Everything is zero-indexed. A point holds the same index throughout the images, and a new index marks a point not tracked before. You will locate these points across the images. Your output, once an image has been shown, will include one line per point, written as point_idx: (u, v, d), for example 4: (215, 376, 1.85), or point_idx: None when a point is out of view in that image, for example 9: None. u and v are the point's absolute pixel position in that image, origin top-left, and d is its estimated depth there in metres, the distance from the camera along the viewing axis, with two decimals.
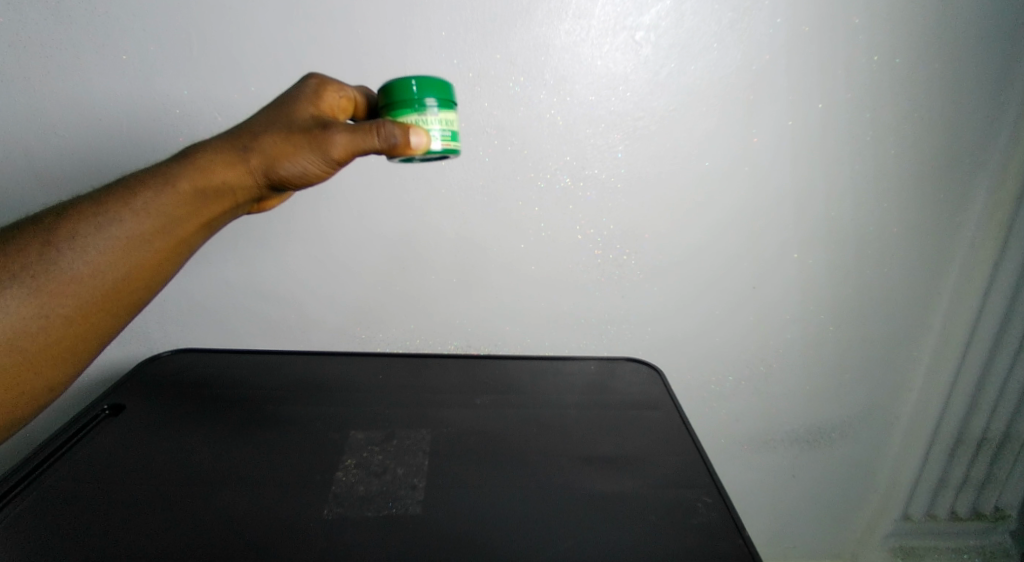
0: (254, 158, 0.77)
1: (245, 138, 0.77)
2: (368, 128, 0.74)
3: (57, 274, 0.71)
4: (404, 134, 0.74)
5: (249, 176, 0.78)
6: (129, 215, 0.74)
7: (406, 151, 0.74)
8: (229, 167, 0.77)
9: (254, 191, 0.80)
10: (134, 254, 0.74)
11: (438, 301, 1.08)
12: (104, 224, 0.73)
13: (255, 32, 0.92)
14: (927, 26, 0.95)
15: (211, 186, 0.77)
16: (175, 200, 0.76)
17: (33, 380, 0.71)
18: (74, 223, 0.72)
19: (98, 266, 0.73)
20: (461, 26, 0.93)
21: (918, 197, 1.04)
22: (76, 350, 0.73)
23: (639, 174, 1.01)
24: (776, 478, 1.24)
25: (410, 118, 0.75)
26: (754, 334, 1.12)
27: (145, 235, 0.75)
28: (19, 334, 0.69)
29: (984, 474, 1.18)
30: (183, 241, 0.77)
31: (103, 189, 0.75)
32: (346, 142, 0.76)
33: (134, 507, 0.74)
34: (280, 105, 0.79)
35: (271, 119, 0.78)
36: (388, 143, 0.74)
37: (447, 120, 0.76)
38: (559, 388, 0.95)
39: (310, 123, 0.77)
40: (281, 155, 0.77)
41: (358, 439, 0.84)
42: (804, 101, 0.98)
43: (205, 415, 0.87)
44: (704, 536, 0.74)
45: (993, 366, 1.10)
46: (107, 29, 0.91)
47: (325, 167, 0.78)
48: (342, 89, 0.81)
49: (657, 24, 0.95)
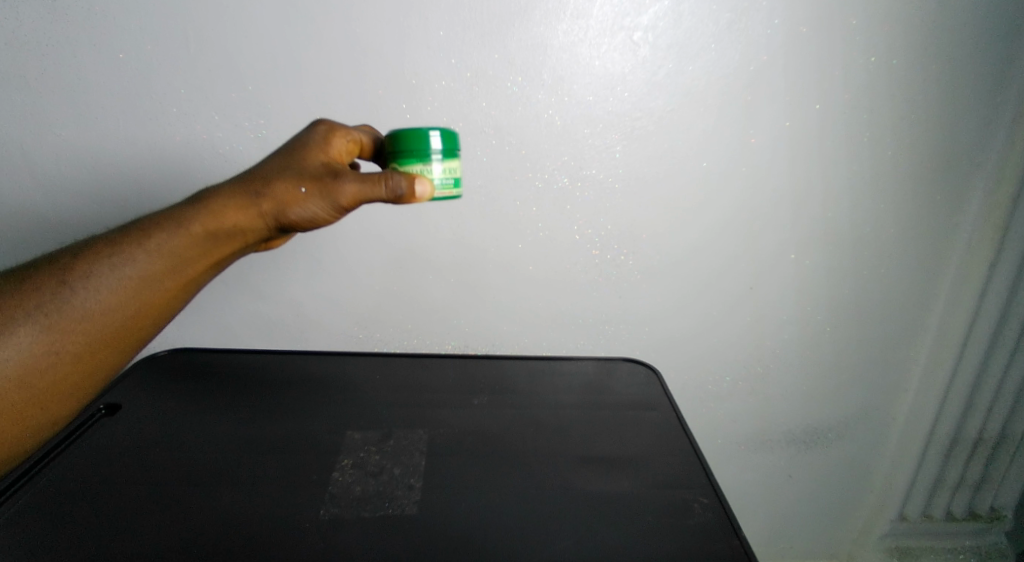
0: (265, 203, 0.79)
1: (257, 183, 0.78)
2: (376, 179, 0.77)
3: (70, 311, 0.72)
4: (409, 184, 0.76)
5: (260, 220, 0.79)
6: (141, 254, 0.75)
7: (411, 201, 0.77)
8: (241, 210, 0.78)
9: (264, 233, 0.81)
10: (145, 292, 0.75)
11: (434, 302, 1.08)
12: (117, 264, 0.74)
13: (250, 32, 0.92)
14: (924, 28, 0.95)
15: (222, 229, 0.78)
16: (187, 241, 0.77)
17: (38, 415, 0.72)
18: (88, 263, 0.73)
19: (110, 304, 0.74)
20: (458, 26, 0.93)
21: (914, 198, 1.04)
22: (82, 385, 0.74)
23: (636, 174, 1.01)
24: (772, 479, 1.24)
25: (414, 167, 0.77)
26: (751, 335, 1.12)
27: (155, 274, 0.76)
28: (27, 370, 0.70)
29: (979, 474, 1.17)
30: (193, 279, 0.79)
31: (117, 230, 0.76)
32: (356, 191, 0.79)
33: (134, 506, 0.74)
34: (291, 149, 0.81)
35: (282, 165, 0.80)
36: (394, 193, 0.76)
37: (450, 169, 0.78)
38: (556, 389, 0.95)
39: (321, 170, 0.79)
40: (291, 200, 0.79)
41: (354, 439, 0.84)
42: (802, 102, 0.98)
43: (201, 414, 0.87)
44: (698, 537, 0.74)
45: (988, 367, 1.10)
46: (103, 27, 0.91)
47: (332, 212, 0.80)
48: (349, 133, 0.83)
49: (655, 24, 0.95)
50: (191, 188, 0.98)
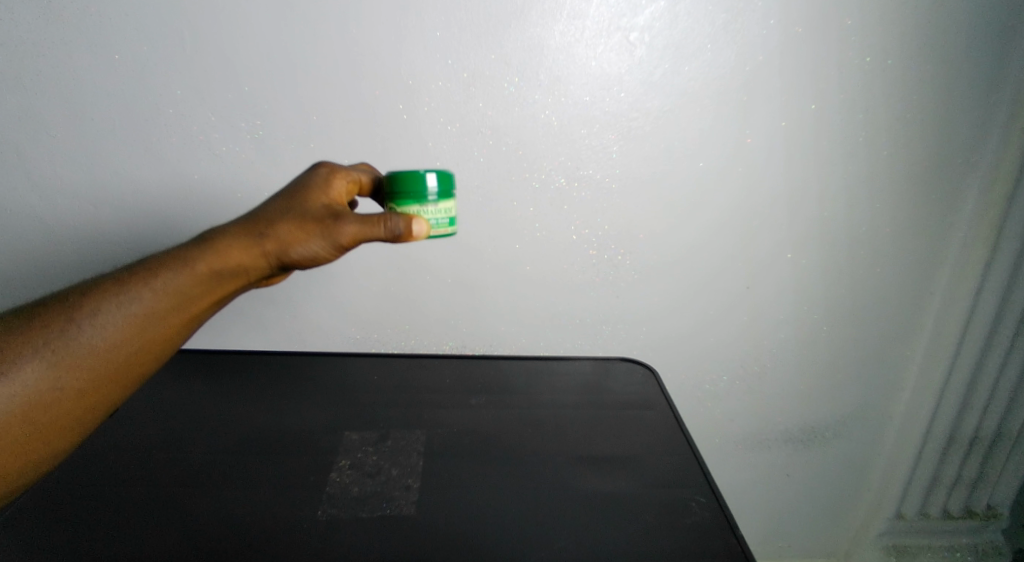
0: (268, 242, 0.79)
1: (261, 224, 0.79)
2: (375, 219, 0.78)
3: (75, 348, 0.72)
4: (406, 224, 0.77)
5: (262, 259, 0.80)
6: (147, 292, 0.76)
7: (409, 241, 0.77)
8: (245, 249, 0.79)
9: (266, 272, 0.81)
10: (148, 330, 0.76)
11: (432, 302, 1.08)
12: (123, 302, 0.75)
13: (246, 34, 0.92)
14: (918, 28, 0.95)
15: (226, 268, 0.79)
16: (192, 280, 0.78)
17: (39, 449, 0.71)
18: (95, 301, 0.74)
19: (115, 342, 0.74)
20: (454, 27, 0.93)
21: (909, 197, 1.04)
22: (83, 419, 0.73)
23: (633, 174, 1.01)
24: (770, 477, 1.24)
25: (411, 209, 0.78)
26: (748, 334, 1.12)
27: (160, 311, 0.76)
28: (30, 406, 0.70)
29: (975, 473, 1.17)
30: (195, 316, 0.79)
31: (124, 269, 0.77)
32: (356, 231, 0.79)
33: (134, 507, 0.75)
34: (294, 191, 0.81)
35: (284, 206, 0.80)
36: (392, 233, 0.77)
37: (446, 209, 0.80)
38: (554, 389, 0.95)
39: (322, 212, 0.79)
40: (293, 240, 0.79)
41: (351, 440, 0.84)
42: (797, 102, 0.98)
43: (200, 415, 0.87)
44: (695, 536, 0.75)
45: (984, 366, 1.10)
46: (98, 28, 0.91)
47: (333, 251, 0.80)
48: (349, 174, 0.84)
49: (651, 25, 0.95)
50: (188, 189, 0.98)
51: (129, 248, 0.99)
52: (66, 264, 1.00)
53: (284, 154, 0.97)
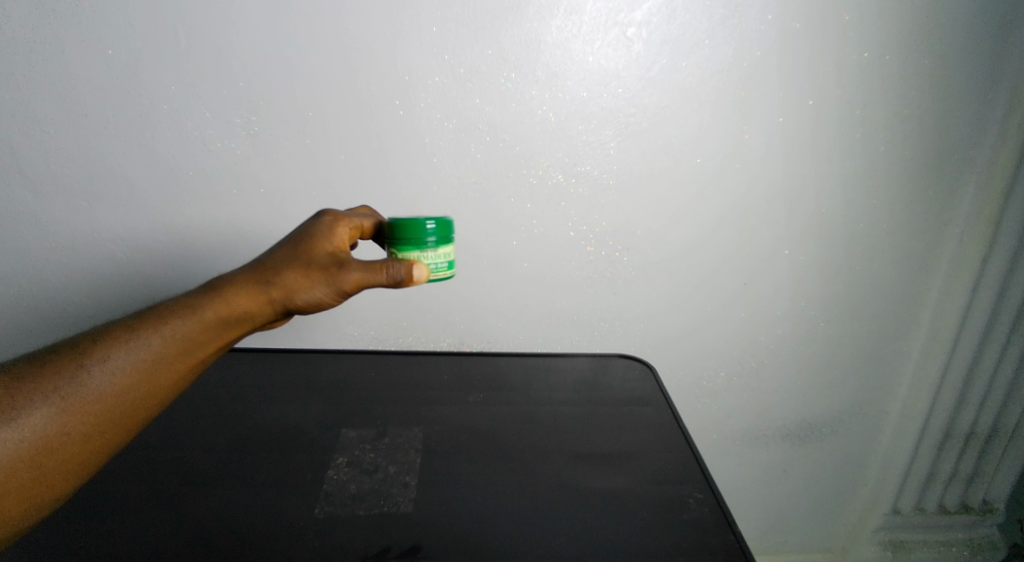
0: (274, 290, 0.79)
1: (268, 271, 0.79)
2: (377, 266, 0.79)
3: (84, 394, 0.70)
4: (407, 270, 0.80)
5: (268, 306, 0.79)
6: (155, 339, 0.74)
7: (410, 286, 0.80)
8: (252, 297, 0.78)
9: (271, 319, 0.81)
10: (156, 376, 0.74)
11: (429, 300, 1.08)
12: (132, 348, 0.73)
13: (240, 28, 0.91)
14: (915, 24, 0.96)
15: (234, 315, 0.77)
16: (200, 327, 0.76)
17: (42, 492, 0.69)
18: (105, 347, 0.72)
19: (123, 388, 0.72)
20: (451, 22, 0.93)
21: (907, 193, 1.04)
22: (89, 463, 0.72)
23: (631, 170, 1.01)
24: (767, 473, 1.24)
25: (412, 254, 0.81)
26: (746, 331, 1.12)
27: (168, 358, 0.74)
28: (36, 452, 0.68)
29: (972, 467, 1.18)
30: (200, 363, 0.77)
31: (133, 315, 0.75)
32: (359, 279, 0.80)
33: (131, 505, 0.74)
34: (298, 239, 0.81)
35: (290, 254, 0.80)
36: (393, 279, 0.79)
37: (445, 255, 0.83)
38: (552, 387, 0.95)
39: (327, 260, 0.80)
40: (298, 286, 0.79)
41: (348, 438, 0.83)
42: (795, 98, 0.98)
43: (197, 412, 0.86)
44: (693, 532, 0.75)
45: (980, 361, 1.11)
46: (92, 23, 0.90)
47: (336, 297, 0.81)
48: (352, 222, 0.84)
49: (649, 20, 0.95)
50: (183, 186, 0.97)
51: (123, 244, 0.98)
52: (57, 261, 0.98)
53: (279, 151, 0.97)
